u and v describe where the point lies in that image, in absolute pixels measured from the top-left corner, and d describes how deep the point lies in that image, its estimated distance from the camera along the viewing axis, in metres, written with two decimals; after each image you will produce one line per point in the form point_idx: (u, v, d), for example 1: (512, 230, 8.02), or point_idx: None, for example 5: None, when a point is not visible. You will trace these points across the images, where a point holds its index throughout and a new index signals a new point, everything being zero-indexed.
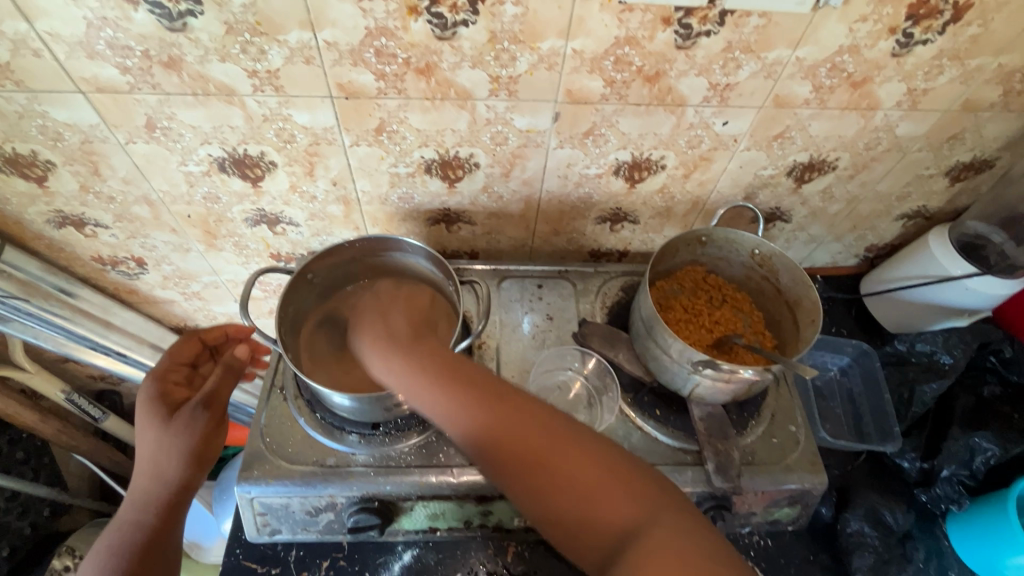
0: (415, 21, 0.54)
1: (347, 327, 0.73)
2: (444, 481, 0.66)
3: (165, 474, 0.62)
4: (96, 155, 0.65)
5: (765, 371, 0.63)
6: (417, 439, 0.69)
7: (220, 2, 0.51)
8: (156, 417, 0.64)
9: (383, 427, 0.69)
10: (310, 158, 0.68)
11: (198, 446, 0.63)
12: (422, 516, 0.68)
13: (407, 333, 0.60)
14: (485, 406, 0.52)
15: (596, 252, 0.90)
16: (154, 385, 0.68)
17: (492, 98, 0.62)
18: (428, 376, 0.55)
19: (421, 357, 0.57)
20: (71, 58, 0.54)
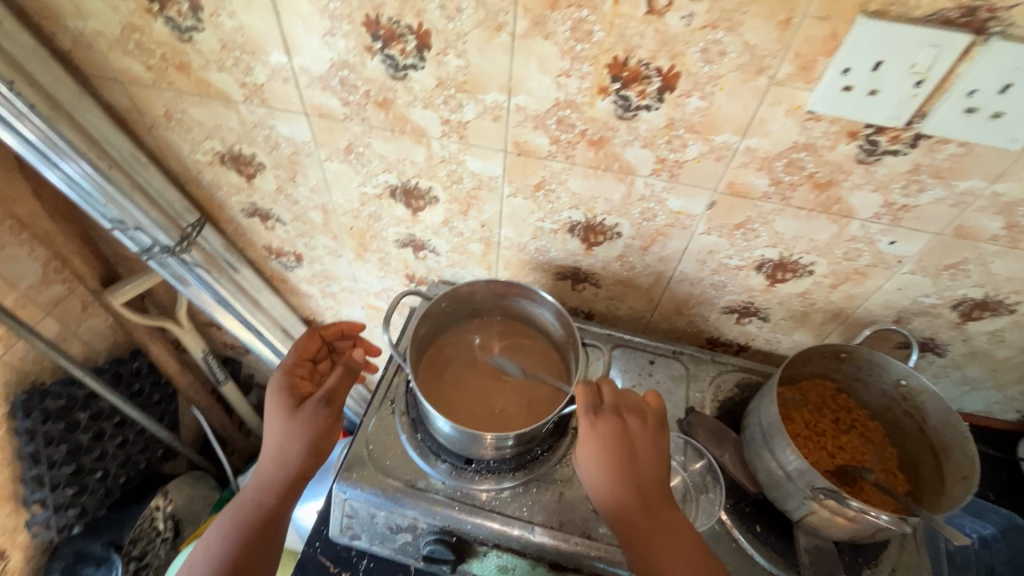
0: (601, 100, 0.58)
1: (464, 360, 0.76)
2: (523, 537, 0.66)
3: (287, 462, 0.68)
4: (298, 165, 0.76)
5: (901, 522, 0.57)
6: (504, 485, 0.69)
7: (439, 61, 0.58)
8: (284, 408, 0.71)
9: (474, 464, 0.71)
10: (468, 200, 0.74)
11: (316, 439, 0.70)
12: (492, 564, 0.68)
13: (613, 439, 0.60)
14: (659, 534, 0.57)
15: (714, 340, 0.88)
16: (283, 377, 0.75)
17: (652, 176, 0.65)
18: (631, 505, 0.58)
19: (631, 481, 0.59)
20: (308, 88, 0.65)
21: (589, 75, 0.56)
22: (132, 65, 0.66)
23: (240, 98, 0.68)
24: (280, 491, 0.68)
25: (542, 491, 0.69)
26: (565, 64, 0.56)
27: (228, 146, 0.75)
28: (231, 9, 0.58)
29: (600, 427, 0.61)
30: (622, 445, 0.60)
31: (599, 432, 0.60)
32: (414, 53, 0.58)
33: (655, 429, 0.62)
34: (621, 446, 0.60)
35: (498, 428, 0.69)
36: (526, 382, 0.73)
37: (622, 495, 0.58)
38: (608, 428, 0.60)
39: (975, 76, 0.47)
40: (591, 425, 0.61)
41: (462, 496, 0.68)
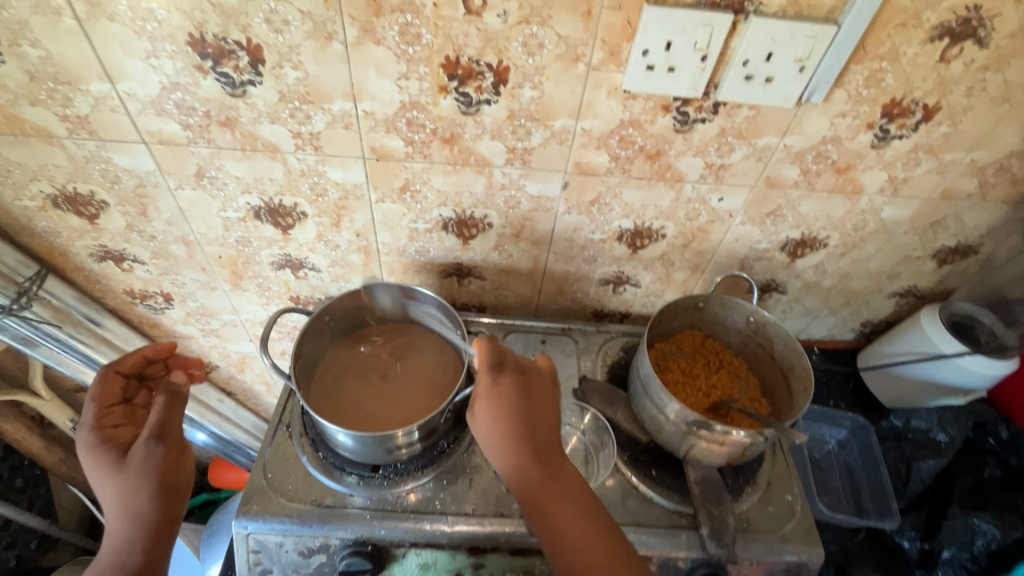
0: (444, 98, 0.61)
1: (357, 370, 0.76)
2: (438, 529, 0.66)
3: (137, 512, 0.62)
4: (147, 197, 0.72)
5: (757, 433, 0.65)
6: (416, 484, 0.70)
7: (277, 75, 0.58)
8: (111, 464, 0.64)
9: (383, 470, 0.71)
10: (338, 211, 0.75)
11: (163, 477, 0.64)
12: (413, 564, 0.67)
13: (510, 399, 0.61)
14: (554, 484, 0.58)
15: (598, 313, 0.94)
16: (92, 435, 0.66)
17: (507, 166, 0.69)
18: (528, 461, 0.58)
19: (527, 438, 0.59)
20: (141, 114, 0.62)
21: (426, 76, 0.59)
22: None
23: (64, 132, 0.63)
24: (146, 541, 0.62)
25: (454, 482, 0.71)
26: (402, 67, 0.58)
27: (60, 186, 0.69)
28: (33, 37, 0.54)
29: (502, 386, 0.62)
30: (522, 402, 0.61)
31: (496, 393, 0.61)
32: (248, 68, 0.58)
33: (547, 387, 0.65)
34: (519, 404, 0.61)
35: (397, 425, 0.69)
36: (420, 377, 0.75)
37: (521, 451, 0.59)
38: (505, 387, 0.62)
39: (744, 48, 0.57)
40: (487, 388, 0.62)
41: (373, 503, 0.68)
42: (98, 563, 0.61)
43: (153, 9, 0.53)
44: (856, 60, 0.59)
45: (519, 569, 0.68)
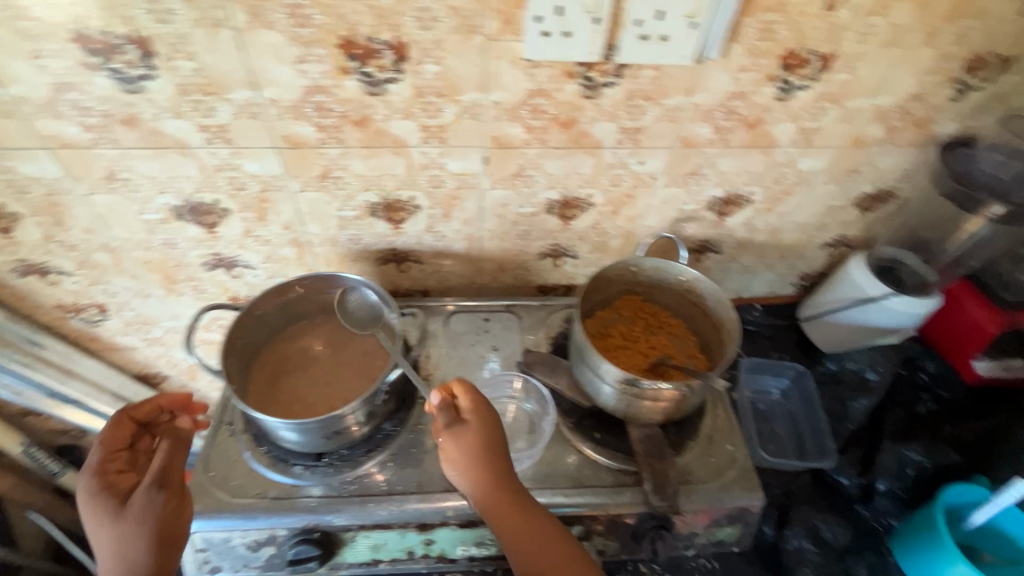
0: (347, 80, 0.61)
1: (296, 361, 0.76)
2: (386, 510, 0.67)
3: (134, 561, 0.57)
4: (60, 205, 0.70)
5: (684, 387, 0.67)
6: (360, 468, 0.71)
7: (172, 67, 0.58)
8: (105, 511, 0.58)
9: (327, 457, 0.71)
10: (261, 205, 0.74)
11: (165, 529, 0.58)
12: (363, 547, 0.68)
13: (475, 441, 0.61)
14: (522, 514, 0.60)
15: (543, 287, 0.95)
16: (90, 481, 0.60)
17: (424, 145, 0.69)
18: (504, 494, 0.60)
19: (493, 477, 0.60)
20: (37, 118, 0.60)
21: (325, 58, 0.59)
22: None
23: None
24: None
25: (399, 462, 0.72)
26: (298, 50, 0.58)
27: None
28: None
29: (470, 435, 0.62)
30: (490, 442, 0.62)
31: (469, 439, 0.61)
32: (140, 62, 0.57)
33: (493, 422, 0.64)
34: (482, 445, 0.61)
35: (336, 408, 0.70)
36: (359, 363, 0.75)
37: (488, 489, 0.60)
38: (474, 436, 0.62)
39: (635, 8, 0.58)
40: (453, 432, 0.62)
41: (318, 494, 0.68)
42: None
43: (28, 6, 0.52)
44: (745, 13, 0.61)
45: (469, 540, 0.69)
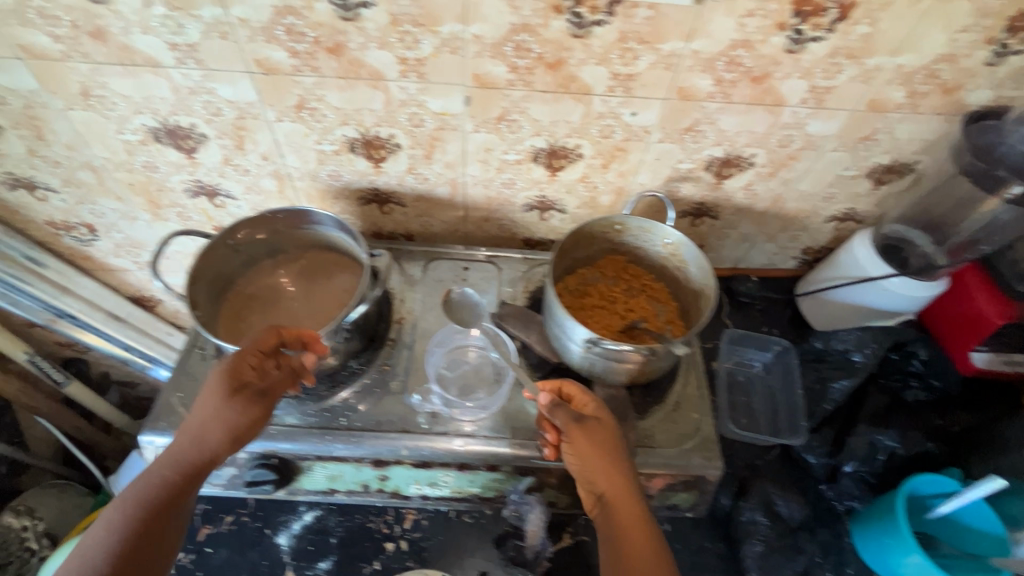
0: (777, 36, 0.62)
1: (604, 297, 0.81)
2: (693, 463, 0.70)
3: (596, 478, 0.61)
4: (439, 140, 0.74)
5: None
6: (657, 408, 0.75)
7: (628, 15, 0.60)
8: (220, 394, 0.60)
9: (645, 397, 0.76)
10: (613, 152, 0.77)
11: (243, 427, 0.61)
12: (658, 492, 0.72)
13: (625, 471, 0.61)
14: (617, 503, 0.60)
15: (806, 251, 0.98)
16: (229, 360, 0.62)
17: (800, 105, 0.71)
18: (632, 506, 0.59)
19: (607, 477, 0.61)
20: (477, 58, 0.64)
21: (772, 13, 0.60)
22: (274, 53, 0.63)
23: (395, 75, 0.66)
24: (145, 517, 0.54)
25: (689, 406, 0.76)
26: (753, 4, 0.59)
27: (364, 130, 0.72)
28: None
29: (587, 426, 0.63)
30: (601, 449, 0.62)
31: (587, 432, 0.62)
32: (604, 8, 0.59)
33: (609, 435, 0.63)
34: (599, 449, 0.62)
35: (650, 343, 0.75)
36: (660, 313, 0.80)
37: (608, 479, 0.61)
38: (593, 429, 0.63)
39: None
40: (622, 464, 0.62)
41: (663, 436, 0.73)
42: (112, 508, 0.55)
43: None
44: None
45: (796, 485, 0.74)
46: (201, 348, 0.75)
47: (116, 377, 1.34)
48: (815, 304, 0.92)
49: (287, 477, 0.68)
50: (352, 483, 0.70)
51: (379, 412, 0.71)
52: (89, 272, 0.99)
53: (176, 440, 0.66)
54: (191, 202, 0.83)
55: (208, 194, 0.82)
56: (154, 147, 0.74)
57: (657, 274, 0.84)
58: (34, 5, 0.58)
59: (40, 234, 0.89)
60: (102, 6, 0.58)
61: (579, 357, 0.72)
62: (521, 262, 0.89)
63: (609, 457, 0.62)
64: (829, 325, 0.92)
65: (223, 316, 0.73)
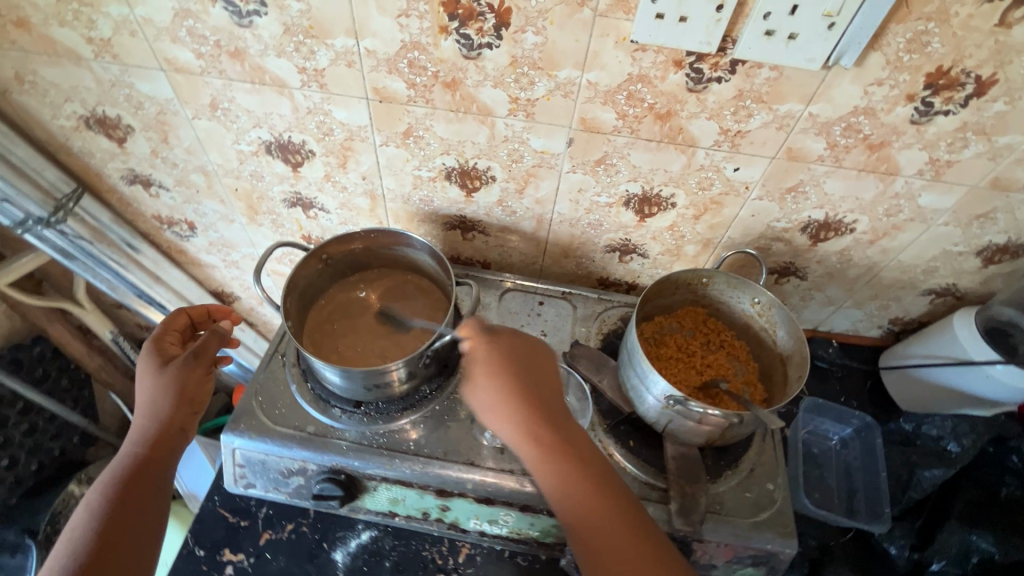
0: (903, 106, 0.60)
1: (682, 348, 0.79)
2: (769, 539, 0.67)
3: (511, 434, 0.60)
4: (535, 177, 0.75)
5: None
6: (729, 472, 0.72)
7: (750, 74, 0.59)
8: (150, 368, 0.67)
9: (719, 459, 0.73)
10: (708, 205, 0.76)
11: (187, 389, 0.66)
12: (724, 563, 0.69)
13: (528, 406, 0.61)
14: (547, 461, 0.58)
15: (894, 322, 0.92)
16: (149, 344, 0.69)
17: (915, 177, 0.68)
18: (536, 433, 0.59)
19: (527, 429, 0.59)
20: (588, 103, 0.64)
21: (902, 84, 0.58)
22: (393, 83, 0.65)
23: (504, 112, 0.67)
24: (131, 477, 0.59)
25: (764, 475, 0.73)
26: (884, 73, 0.57)
27: (463, 161, 0.74)
28: (542, 24, 0.57)
29: (489, 376, 0.62)
30: (509, 397, 0.61)
31: (498, 385, 0.62)
32: (727, 66, 0.58)
33: (512, 376, 0.62)
34: (514, 400, 0.61)
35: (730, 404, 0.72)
36: (740, 373, 0.77)
37: (530, 432, 0.59)
38: (500, 379, 0.62)
39: None
40: (537, 404, 0.61)
41: (736, 505, 0.70)
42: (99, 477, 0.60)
43: (682, 17, 0.54)
44: None
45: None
46: (281, 355, 0.78)
47: None
48: (900, 380, 0.87)
49: (352, 495, 0.69)
50: (413, 509, 0.71)
51: (448, 441, 0.71)
52: (179, 264, 1.04)
53: (253, 443, 0.69)
54: (286, 212, 0.87)
55: (303, 205, 0.85)
56: (264, 158, 0.78)
57: (738, 331, 0.81)
58: (185, 25, 0.62)
59: (144, 225, 0.95)
60: (245, 30, 0.61)
61: (655, 411, 0.70)
62: (596, 301, 0.88)
63: (514, 406, 0.61)
64: (915, 405, 0.86)
65: (308, 326, 0.75)
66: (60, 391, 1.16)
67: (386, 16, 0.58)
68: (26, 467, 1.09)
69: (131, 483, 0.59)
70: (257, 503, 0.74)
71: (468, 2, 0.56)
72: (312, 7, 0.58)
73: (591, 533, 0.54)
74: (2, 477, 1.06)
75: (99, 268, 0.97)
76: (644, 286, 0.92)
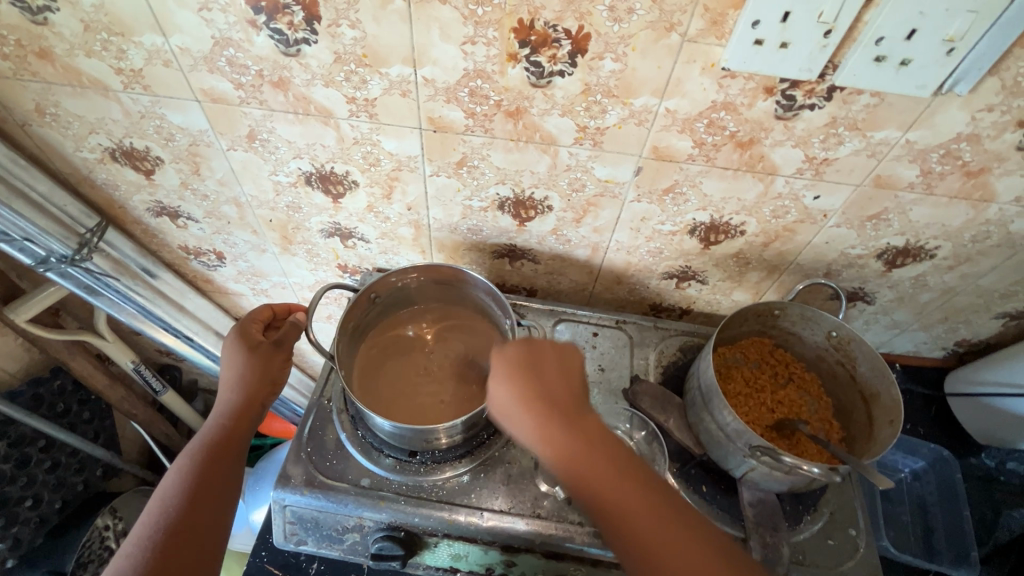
0: (1012, 132, 0.55)
1: (751, 382, 0.73)
2: None
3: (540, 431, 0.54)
4: (595, 206, 0.70)
5: None
6: (808, 518, 0.68)
7: (847, 101, 0.54)
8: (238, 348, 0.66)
9: (796, 503, 0.69)
10: (779, 233, 0.71)
11: (271, 373, 0.66)
12: None
13: (554, 415, 0.54)
14: (600, 474, 0.52)
15: (960, 344, 0.87)
16: (236, 325, 0.67)
17: (1012, 203, 0.63)
18: (562, 435, 0.53)
19: (559, 429, 0.54)
20: (663, 131, 0.59)
21: (1015, 109, 0.53)
22: (451, 113, 0.60)
23: (569, 142, 0.62)
24: (217, 447, 0.60)
25: (846, 519, 0.68)
26: (997, 99, 0.52)
27: (519, 190, 0.69)
28: (622, 51, 0.52)
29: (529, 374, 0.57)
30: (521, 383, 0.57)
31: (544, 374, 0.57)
32: (822, 93, 0.53)
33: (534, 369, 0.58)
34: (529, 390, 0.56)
35: (809, 449, 0.67)
36: (813, 413, 0.72)
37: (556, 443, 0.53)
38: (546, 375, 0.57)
39: None
40: (563, 408, 0.55)
41: (821, 556, 0.65)
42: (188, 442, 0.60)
43: (783, 43, 0.49)
44: None
45: None
46: (327, 400, 0.74)
47: (204, 386, 1.35)
48: (972, 409, 0.82)
49: (412, 552, 0.65)
50: (476, 565, 0.66)
51: (511, 491, 0.66)
52: (205, 292, 0.99)
53: (306, 500, 0.64)
54: (323, 242, 0.82)
55: (342, 235, 0.80)
56: (303, 190, 0.73)
57: (807, 362, 0.77)
58: (226, 54, 0.56)
59: (170, 256, 0.90)
60: (292, 58, 0.56)
61: (735, 458, 0.65)
62: (651, 330, 0.83)
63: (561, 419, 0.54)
64: (992, 439, 0.81)
65: (358, 367, 0.70)
66: (81, 424, 1.12)
67: (450, 43, 0.53)
68: (50, 504, 1.06)
69: (215, 455, 0.59)
70: (308, 558, 0.70)
71: (543, 28, 0.51)
72: (367, 35, 0.53)
73: (655, 555, 0.48)
74: (27, 516, 1.02)
75: (125, 303, 0.92)
76: (699, 311, 0.87)
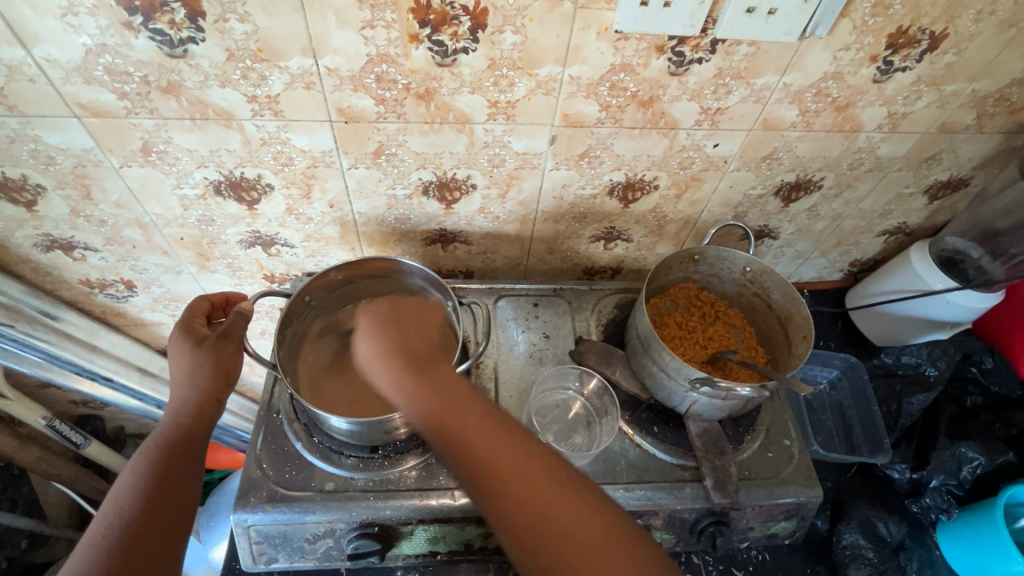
0: (868, 67, 0.62)
1: (684, 325, 0.79)
2: (799, 493, 0.69)
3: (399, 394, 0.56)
4: (517, 179, 0.72)
5: None
6: (747, 438, 0.74)
7: (729, 52, 0.59)
8: (184, 345, 0.62)
9: (737, 426, 0.75)
10: (688, 183, 0.76)
11: (225, 365, 0.62)
12: (762, 527, 0.71)
13: (410, 370, 0.57)
14: (488, 435, 0.52)
15: (853, 263, 0.98)
16: (179, 325, 0.64)
17: (875, 130, 0.71)
18: (423, 393, 0.55)
19: (424, 385, 0.56)
20: (571, 98, 0.62)
21: (866, 46, 0.60)
22: (360, 101, 0.59)
23: (482, 118, 0.63)
24: (174, 446, 0.57)
25: (780, 431, 0.76)
26: (851, 38, 0.59)
27: (441, 173, 0.69)
28: (521, 22, 0.54)
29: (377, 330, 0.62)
30: (407, 352, 0.59)
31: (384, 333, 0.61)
32: (707, 46, 0.58)
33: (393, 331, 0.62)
34: (385, 350, 0.59)
35: (741, 376, 0.73)
36: (740, 344, 0.79)
37: (435, 407, 0.54)
38: (389, 332, 0.61)
39: None
40: (417, 362, 0.58)
41: (763, 468, 0.72)
42: (141, 445, 0.57)
43: (666, 2, 0.53)
44: None
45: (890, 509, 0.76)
46: (276, 412, 0.71)
47: (133, 430, 1.25)
48: (870, 318, 0.93)
49: (389, 545, 0.65)
50: (454, 543, 0.68)
51: None
52: (118, 327, 0.92)
53: (270, 516, 0.62)
54: (243, 254, 0.78)
55: (263, 243, 0.77)
56: (213, 201, 0.69)
57: (729, 300, 0.84)
58: (102, 62, 0.52)
59: (70, 293, 0.82)
60: (179, 60, 0.53)
61: (678, 395, 0.70)
62: (588, 292, 0.87)
63: (433, 383, 0.56)
64: (886, 338, 0.93)
65: (303, 371, 0.69)
66: None
67: (348, 29, 0.52)
68: None
69: (170, 456, 0.56)
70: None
71: (440, 5, 0.51)
72: (259, 27, 0.51)
73: (533, 513, 0.47)
74: None
75: (25, 353, 0.83)
76: (629, 269, 0.92)
